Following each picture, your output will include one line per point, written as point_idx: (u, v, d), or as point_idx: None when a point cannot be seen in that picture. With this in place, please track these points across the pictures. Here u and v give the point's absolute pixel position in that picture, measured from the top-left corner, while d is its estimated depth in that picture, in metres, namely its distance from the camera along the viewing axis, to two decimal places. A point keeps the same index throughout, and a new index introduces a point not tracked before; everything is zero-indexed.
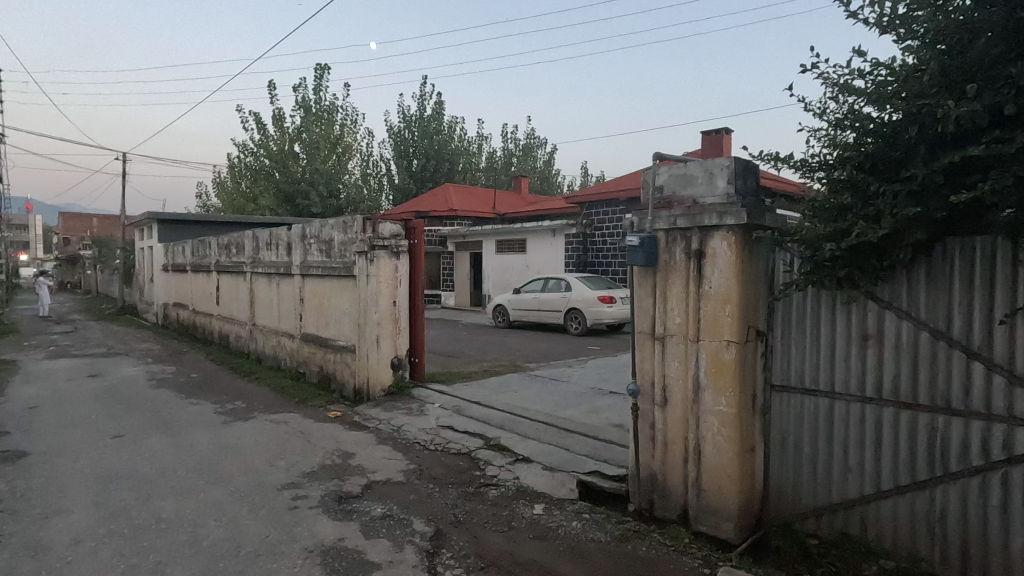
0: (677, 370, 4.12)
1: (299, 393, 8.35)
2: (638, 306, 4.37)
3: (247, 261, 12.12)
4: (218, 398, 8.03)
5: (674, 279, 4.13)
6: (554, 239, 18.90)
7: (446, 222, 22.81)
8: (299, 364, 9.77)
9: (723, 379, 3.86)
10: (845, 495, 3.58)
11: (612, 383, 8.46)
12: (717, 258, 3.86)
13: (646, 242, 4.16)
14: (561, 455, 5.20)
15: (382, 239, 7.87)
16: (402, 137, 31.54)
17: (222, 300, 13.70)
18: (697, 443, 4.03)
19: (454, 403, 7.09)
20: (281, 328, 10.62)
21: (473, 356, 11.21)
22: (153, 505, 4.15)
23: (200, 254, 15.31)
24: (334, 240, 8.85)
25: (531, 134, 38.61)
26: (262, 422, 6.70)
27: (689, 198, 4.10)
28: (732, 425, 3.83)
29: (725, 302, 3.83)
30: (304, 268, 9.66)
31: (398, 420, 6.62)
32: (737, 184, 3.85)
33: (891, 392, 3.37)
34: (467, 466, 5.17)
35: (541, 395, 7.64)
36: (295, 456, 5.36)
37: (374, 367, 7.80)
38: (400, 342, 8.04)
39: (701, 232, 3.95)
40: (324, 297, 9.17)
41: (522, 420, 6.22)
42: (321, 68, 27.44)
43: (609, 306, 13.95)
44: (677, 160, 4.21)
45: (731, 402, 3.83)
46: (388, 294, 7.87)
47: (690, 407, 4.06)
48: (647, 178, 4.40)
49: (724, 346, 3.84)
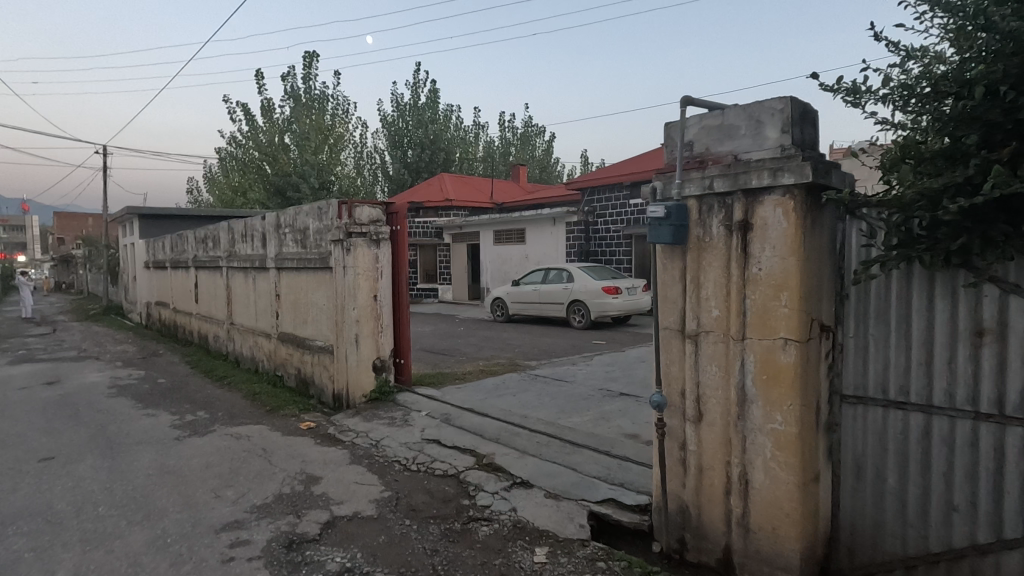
0: (715, 377, 3.22)
1: (273, 400, 7.46)
2: (662, 296, 3.47)
3: (223, 255, 11.20)
4: (180, 407, 7.14)
5: (709, 260, 3.21)
6: (555, 228, 17.94)
7: (441, 212, 21.88)
8: (277, 367, 8.87)
9: (779, 390, 2.95)
10: (949, 542, 2.68)
11: (622, 383, 7.56)
12: (770, 231, 2.95)
13: (675, 211, 3.22)
14: (567, 477, 4.30)
15: (359, 225, 6.96)
16: (396, 127, 30.52)
17: (201, 298, 12.79)
18: (742, 471, 3.13)
19: (443, 411, 6.20)
20: (259, 327, 9.71)
21: (469, 354, 10.32)
22: (52, 559, 3.29)
23: (179, 249, 14.35)
24: (310, 228, 7.95)
25: (529, 122, 37.50)
26: (222, 436, 5.82)
27: (729, 154, 3.17)
28: (791, 450, 2.93)
29: (780, 288, 2.91)
30: (279, 260, 8.76)
31: (378, 432, 5.74)
32: (794, 132, 2.93)
33: (1020, 407, 2.45)
34: (454, 493, 4.28)
35: (542, 398, 6.75)
36: (247, 483, 4.47)
37: (354, 371, 6.89)
38: (383, 341, 7.11)
39: (746, 198, 3.04)
40: (301, 292, 8.25)
41: (521, 431, 5.33)
42: (310, 56, 26.40)
43: (614, 297, 13.03)
44: (712, 108, 3.26)
45: (790, 420, 2.93)
46: (367, 288, 6.96)
47: (732, 424, 3.16)
48: (671, 133, 3.46)
49: (779, 345, 2.94)
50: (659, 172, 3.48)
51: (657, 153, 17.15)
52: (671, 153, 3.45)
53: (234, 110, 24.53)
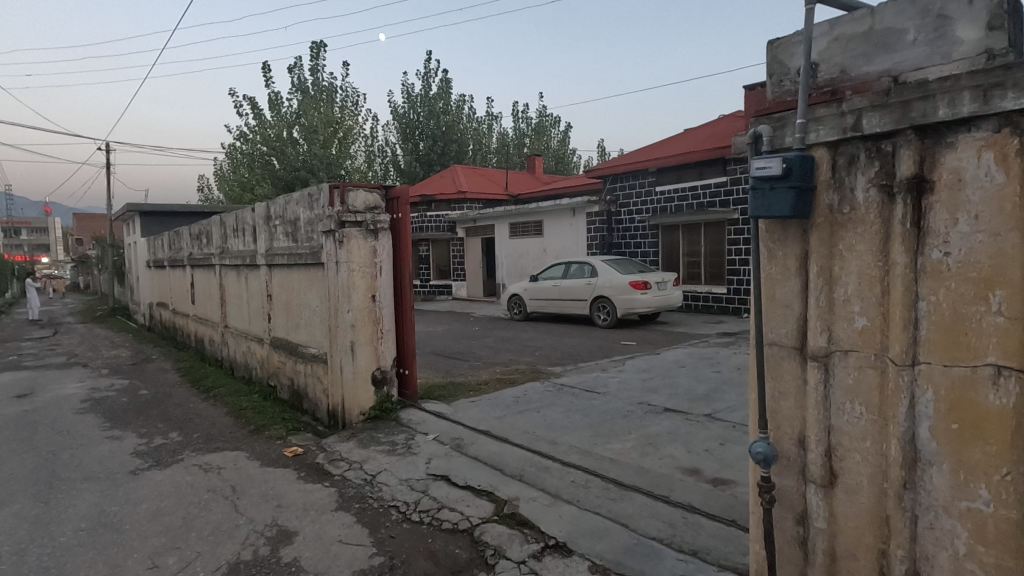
0: (859, 421, 2.10)
1: (259, 418, 6.46)
2: (767, 297, 2.37)
3: (216, 252, 10.27)
4: (151, 427, 6.18)
5: (849, 240, 2.09)
6: (575, 219, 16.78)
7: (455, 206, 20.89)
8: (270, 376, 7.87)
9: (985, 450, 1.80)
10: None
11: (663, 394, 6.44)
12: (970, 189, 1.80)
13: (799, 165, 2.09)
14: (616, 539, 3.22)
15: (354, 214, 5.89)
16: (407, 119, 29.53)
17: (197, 298, 11.89)
18: (909, 569, 2.01)
19: (455, 433, 5.14)
20: (252, 331, 8.75)
21: (484, 358, 9.23)
22: None
23: (175, 247, 13.46)
24: (300, 219, 6.94)
25: (543, 112, 36.15)
26: (188, 468, 4.83)
27: (883, 76, 2.03)
28: (1009, 550, 1.77)
29: (987, 284, 1.77)
30: (269, 256, 7.79)
31: (376, 463, 4.72)
32: (1010, 28, 1.77)
33: None
34: (466, 560, 3.23)
35: (572, 416, 5.67)
36: (198, 543, 3.46)
37: (350, 384, 5.86)
38: (384, 349, 6.06)
39: (921, 140, 1.90)
40: (293, 293, 7.24)
41: (551, 464, 4.26)
42: (317, 47, 25.54)
43: (643, 293, 11.85)
44: (850, 8, 2.12)
45: (1006, 499, 1.77)
46: (364, 287, 5.91)
47: (891, 495, 2.04)
48: (779, 54, 2.32)
49: (985, 378, 1.79)
50: (758, 113, 2.35)
51: (685, 136, 15.86)
52: (780, 84, 2.31)
53: (240, 103, 23.72)
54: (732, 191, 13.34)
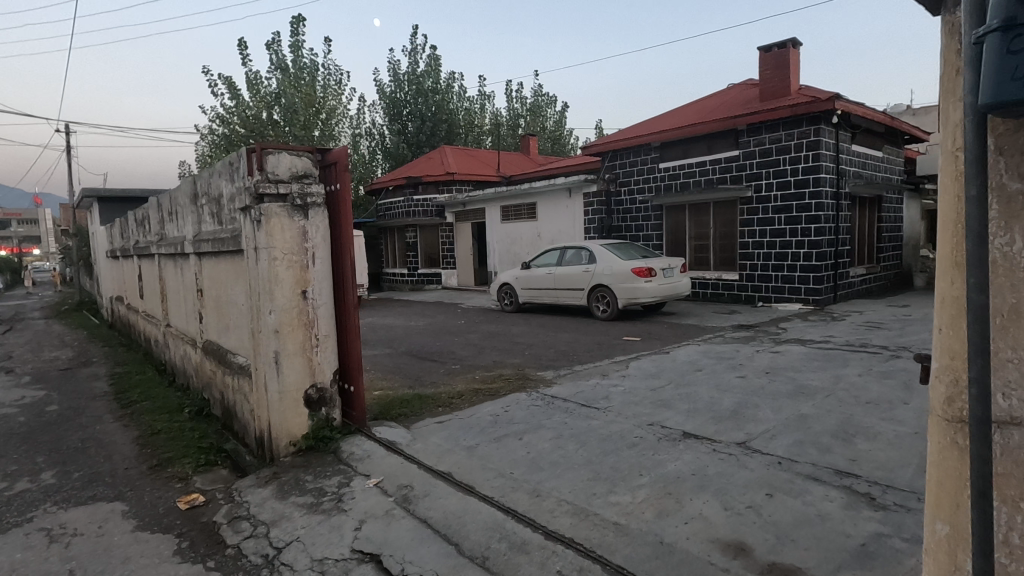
0: None
1: (168, 447, 5.11)
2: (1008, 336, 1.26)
3: (155, 238, 8.87)
4: (26, 462, 4.83)
5: None
6: (571, 200, 15.38)
7: (443, 188, 19.44)
8: (204, 387, 6.47)
9: None
10: None
11: (678, 409, 5.10)
12: None
13: None
14: None
15: (274, 184, 4.46)
16: (394, 98, 27.92)
17: (145, 292, 10.50)
18: None
19: (406, 479, 3.78)
20: (188, 332, 7.37)
21: (465, 361, 7.88)
22: None
23: (126, 235, 12.00)
24: (223, 195, 5.53)
25: (539, 92, 34.34)
26: (29, 536, 3.48)
27: None
28: None
29: None
30: (196, 241, 6.38)
31: (285, 529, 3.36)
32: None
33: None
34: None
35: (563, 446, 4.34)
36: None
37: (275, 406, 4.49)
38: (321, 358, 4.69)
39: None
40: (220, 287, 5.85)
41: (529, 540, 2.92)
42: (298, 21, 23.87)
43: (647, 281, 10.48)
44: None
45: None
46: (290, 281, 4.53)
47: None
48: None
49: None
50: None
51: (691, 108, 14.32)
52: None
53: (214, 82, 22.11)
54: (746, 166, 11.87)
